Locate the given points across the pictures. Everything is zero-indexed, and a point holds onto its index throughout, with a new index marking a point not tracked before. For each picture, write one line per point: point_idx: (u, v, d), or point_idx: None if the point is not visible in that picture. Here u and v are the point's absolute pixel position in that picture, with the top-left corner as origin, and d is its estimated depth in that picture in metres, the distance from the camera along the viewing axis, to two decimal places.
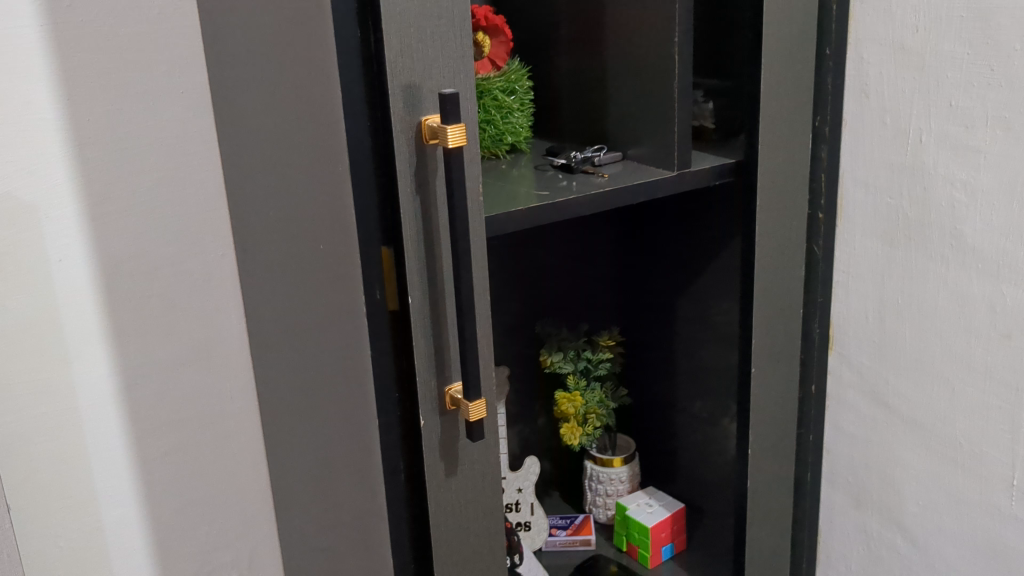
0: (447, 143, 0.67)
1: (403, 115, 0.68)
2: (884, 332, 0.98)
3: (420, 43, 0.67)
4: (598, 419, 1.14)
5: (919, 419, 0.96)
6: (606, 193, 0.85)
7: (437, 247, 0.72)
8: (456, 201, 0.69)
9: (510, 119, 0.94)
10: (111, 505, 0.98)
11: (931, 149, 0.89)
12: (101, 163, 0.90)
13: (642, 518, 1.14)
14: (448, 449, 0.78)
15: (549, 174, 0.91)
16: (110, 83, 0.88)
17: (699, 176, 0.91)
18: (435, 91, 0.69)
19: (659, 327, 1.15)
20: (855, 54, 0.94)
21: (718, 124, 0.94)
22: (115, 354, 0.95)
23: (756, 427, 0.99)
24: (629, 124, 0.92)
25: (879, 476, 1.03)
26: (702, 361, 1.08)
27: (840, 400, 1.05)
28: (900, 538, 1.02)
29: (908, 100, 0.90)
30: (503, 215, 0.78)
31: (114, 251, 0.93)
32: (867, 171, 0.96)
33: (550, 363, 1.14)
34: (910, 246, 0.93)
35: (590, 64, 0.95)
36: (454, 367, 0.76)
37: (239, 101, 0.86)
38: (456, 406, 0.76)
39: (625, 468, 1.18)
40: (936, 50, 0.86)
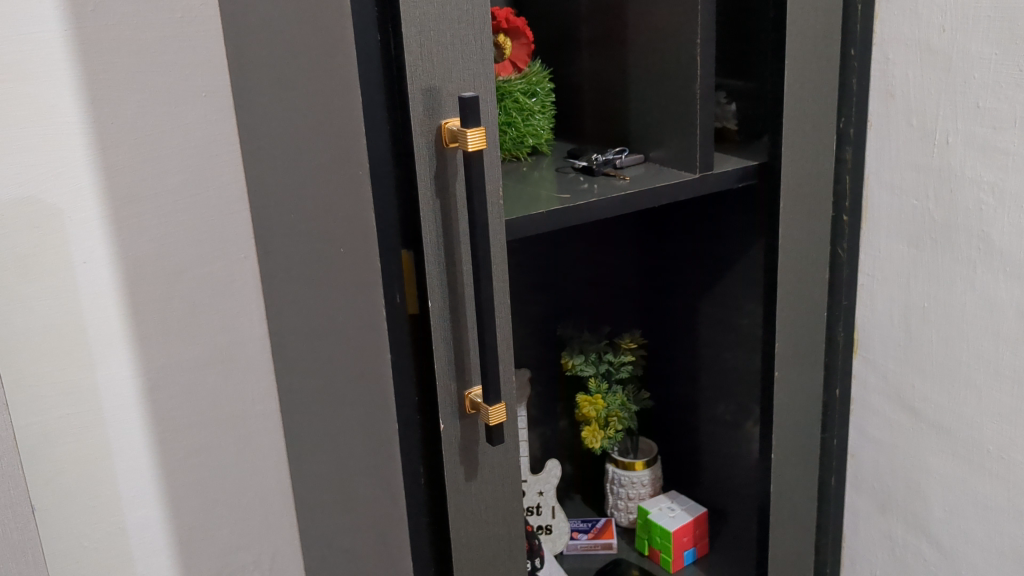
0: (467, 146, 0.67)
1: (423, 119, 0.68)
2: (910, 335, 0.97)
3: (440, 46, 0.67)
4: (620, 422, 1.14)
5: (945, 424, 0.95)
6: (627, 196, 0.84)
7: (458, 251, 0.72)
8: (476, 205, 0.69)
9: (531, 121, 0.94)
10: (134, 506, 0.99)
11: (958, 151, 0.87)
12: (125, 167, 0.91)
13: (665, 522, 1.13)
14: (467, 453, 0.77)
15: (571, 176, 0.91)
16: (134, 87, 0.89)
17: (722, 178, 0.90)
18: (455, 95, 0.69)
19: (681, 329, 1.14)
20: (881, 54, 0.93)
21: (741, 124, 0.93)
22: (139, 355, 0.96)
23: (780, 431, 0.98)
24: (651, 126, 0.92)
25: (904, 482, 1.01)
26: (724, 365, 1.08)
27: (864, 404, 1.04)
28: (926, 544, 1.00)
29: (935, 101, 0.89)
30: (524, 218, 0.78)
31: (137, 253, 0.93)
32: (892, 173, 0.95)
33: (572, 366, 1.14)
34: (937, 249, 0.92)
35: (612, 65, 0.94)
36: (474, 372, 0.76)
37: (261, 105, 0.87)
38: (476, 410, 0.76)
39: (647, 472, 1.18)
40: (963, 50, 0.85)
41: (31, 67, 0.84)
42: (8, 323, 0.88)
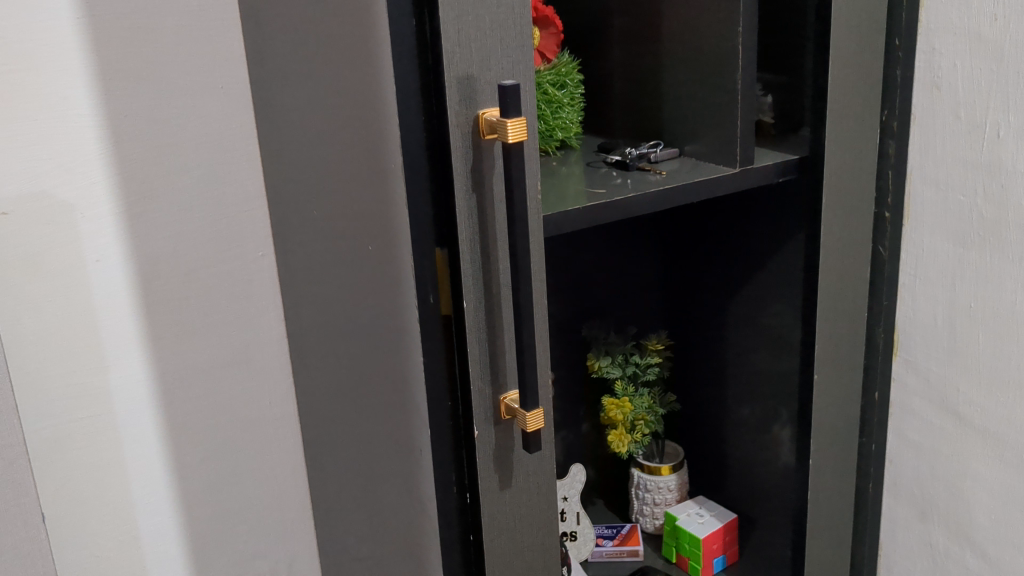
0: (506, 138, 0.63)
1: (459, 109, 0.64)
2: (955, 337, 0.93)
3: (478, 32, 0.63)
4: (647, 425, 1.11)
5: (993, 429, 0.91)
6: (665, 191, 0.81)
7: (494, 250, 0.69)
8: (516, 201, 0.65)
9: (560, 113, 0.90)
10: (147, 514, 0.95)
11: (1010, 145, 0.83)
12: (141, 161, 0.87)
13: (693, 529, 1.10)
14: (502, 460, 0.74)
15: (603, 171, 0.87)
16: (149, 78, 0.85)
17: (762, 173, 0.86)
18: (493, 83, 0.65)
19: (711, 329, 1.11)
20: (926, 44, 0.88)
21: (777, 117, 0.90)
22: (153, 358, 0.92)
23: (817, 433, 0.96)
24: (686, 119, 0.88)
25: (948, 489, 0.97)
26: (758, 366, 1.04)
27: (904, 407, 1.00)
28: (969, 553, 0.97)
29: (986, 93, 0.84)
30: (560, 215, 0.75)
31: (152, 252, 0.89)
32: (936, 169, 0.90)
33: (597, 368, 1.10)
34: (985, 246, 0.88)
35: (645, 57, 0.90)
36: (510, 375, 0.72)
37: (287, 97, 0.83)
38: (512, 416, 0.73)
39: (673, 476, 1.15)
40: (1018, 39, 0.80)
41: (42, 58, 0.80)
42: (17, 325, 0.84)
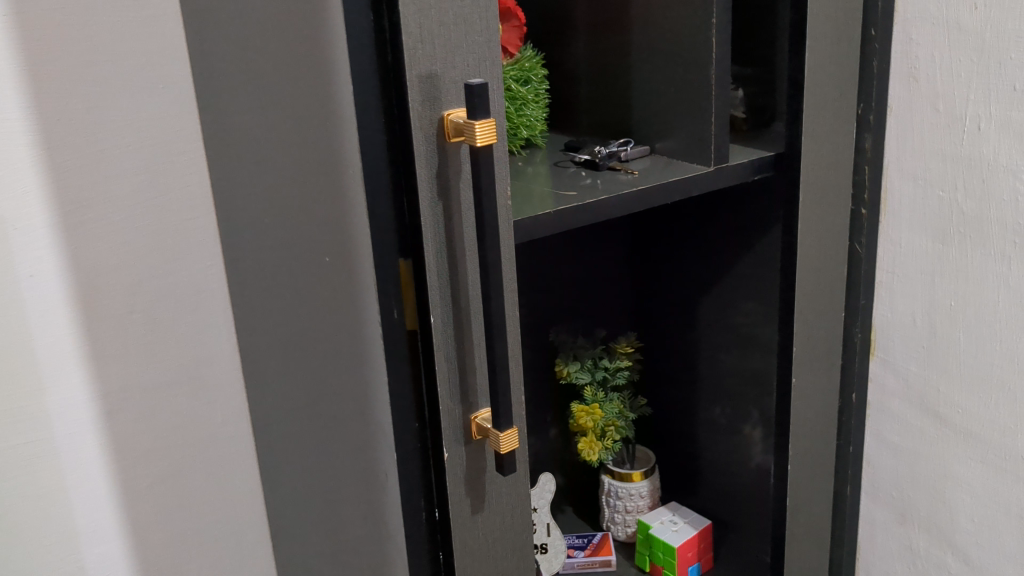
0: (474, 141, 0.58)
1: (422, 111, 0.59)
2: (935, 337, 0.90)
3: (442, 27, 0.58)
4: (617, 432, 1.06)
5: (975, 431, 0.88)
6: (639, 193, 0.77)
7: (462, 261, 0.64)
8: (485, 209, 0.61)
9: (524, 111, 0.85)
10: (94, 542, 0.89)
11: (990, 138, 0.80)
12: (77, 168, 0.80)
13: (667, 537, 1.06)
14: (474, 484, 0.69)
15: (571, 171, 0.83)
16: (84, 78, 0.79)
17: (736, 171, 0.83)
18: (459, 82, 0.60)
19: (683, 329, 1.08)
20: (903, 34, 0.85)
21: (750, 112, 0.87)
22: (95, 379, 0.86)
23: (796, 436, 0.93)
24: (655, 116, 0.85)
25: (928, 492, 0.95)
26: (733, 365, 1.02)
27: (882, 408, 0.98)
28: (950, 557, 0.94)
29: (966, 84, 0.81)
30: (531, 220, 0.70)
31: (92, 265, 0.83)
32: (915, 162, 0.88)
33: (566, 373, 1.06)
34: (965, 243, 0.85)
35: (613, 50, 0.86)
36: (482, 393, 0.68)
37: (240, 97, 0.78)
38: (484, 436, 0.68)
39: (645, 482, 1.11)
40: (998, 28, 0.77)
41: None
42: None
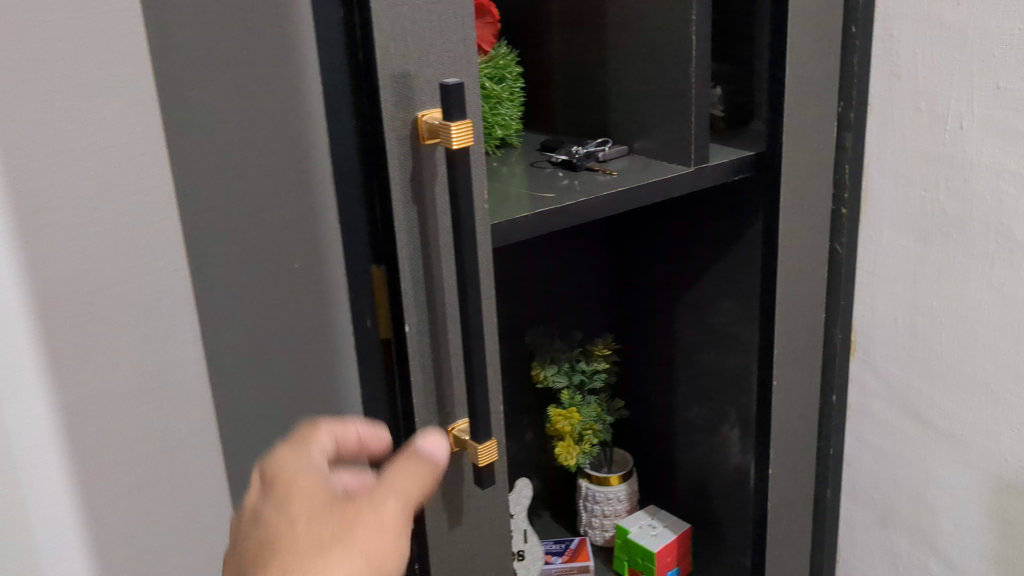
0: (451, 143, 0.56)
1: (395, 111, 0.57)
2: (916, 337, 0.89)
3: (415, 24, 0.56)
4: (595, 435, 1.04)
5: (957, 432, 0.87)
6: (618, 194, 0.75)
7: (438, 268, 0.62)
8: (462, 214, 0.58)
9: (499, 110, 0.83)
10: (55, 560, 0.84)
11: (973, 136, 0.79)
12: (33, 166, 0.74)
13: (646, 542, 1.04)
14: (451, 497, 0.67)
15: (548, 172, 0.81)
16: (41, 70, 0.73)
17: (717, 171, 0.81)
18: (433, 82, 0.58)
19: (660, 331, 1.07)
20: (884, 31, 0.84)
21: (728, 110, 0.87)
22: (55, 391, 0.80)
23: (777, 439, 0.91)
24: (633, 115, 0.83)
25: (910, 494, 0.94)
26: (711, 368, 1.00)
27: (863, 409, 0.97)
28: (932, 559, 0.93)
29: (948, 82, 0.80)
30: (508, 224, 0.68)
31: (50, 270, 0.77)
32: (896, 161, 0.86)
33: (543, 377, 1.03)
34: (947, 243, 0.84)
35: (589, 48, 0.84)
36: (459, 403, 0.66)
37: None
38: (461, 448, 0.66)
39: (623, 486, 1.09)
40: (981, 25, 0.76)
41: None
42: None
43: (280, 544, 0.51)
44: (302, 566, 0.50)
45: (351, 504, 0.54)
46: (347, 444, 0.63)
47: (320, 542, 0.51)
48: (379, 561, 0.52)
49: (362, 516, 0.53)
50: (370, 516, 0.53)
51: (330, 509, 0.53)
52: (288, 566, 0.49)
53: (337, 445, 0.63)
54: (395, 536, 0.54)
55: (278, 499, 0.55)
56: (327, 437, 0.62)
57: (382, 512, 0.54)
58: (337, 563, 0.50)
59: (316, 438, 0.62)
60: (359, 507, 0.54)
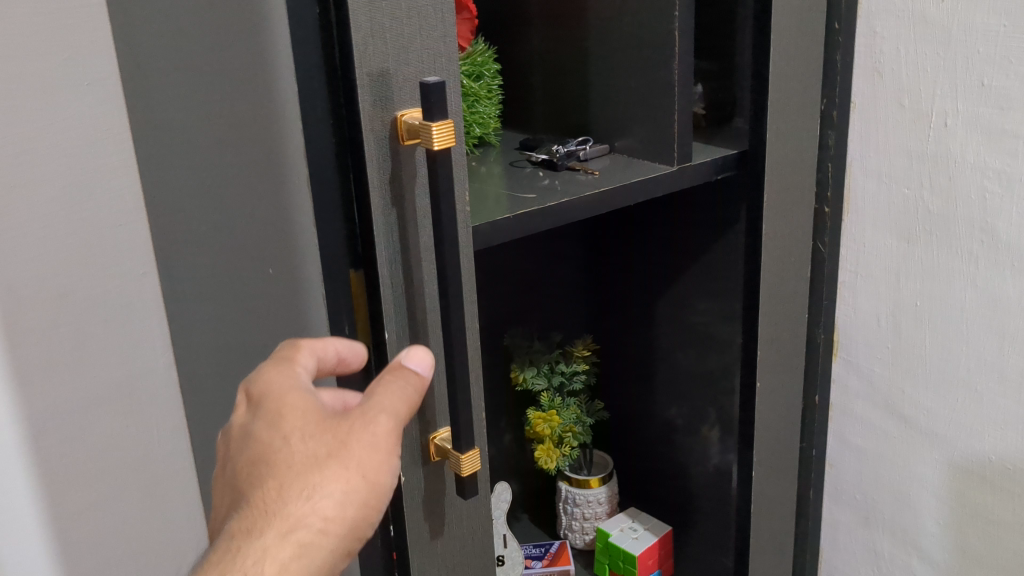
0: (432, 144, 0.54)
1: (374, 112, 0.54)
2: (899, 337, 0.88)
3: (394, 21, 0.54)
4: (575, 438, 1.02)
5: (940, 432, 0.87)
6: (601, 194, 0.73)
7: (419, 272, 0.60)
8: (444, 217, 0.56)
9: (477, 108, 0.81)
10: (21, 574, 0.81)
11: (958, 135, 0.78)
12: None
13: (627, 545, 1.03)
14: (432, 507, 0.65)
15: (528, 171, 0.79)
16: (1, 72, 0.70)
17: (700, 171, 0.80)
18: (412, 81, 0.56)
19: (640, 331, 1.05)
20: (867, 27, 0.83)
21: (709, 108, 0.85)
22: (20, 401, 0.77)
23: (760, 440, 0.90)
24: (615, 113, 0.81)
25: (892, 495, 0.93)
26: (691, 369, 0.99)
27: (845, 410, 0.96)
28: (915, 559, 0.93)
29: (931, 80, 0.79)
30: (490, 226, 0.66)
31: (13, 276, 0.74)
32: (879, 160, 0.85)
33: (522, 379, 1.02)
34: (930, 242, 0.83)
35: (568, 44, 0.82)
36: (440, 411, 0.64)
37: (182, 97, 0.73)
38: (443, 457, 0.64)
39: (603, 488, 1.07)
40: (966, 22, 0.75)
41: None
42: None
43: (275, 464, 0.52)
44: (299, 487, 0.52)
45: (343, 422, 0.54)
46: (331, 364, 0.59)
47: (315, 462, 0.53)
48: (374, 476, 0.54)
49: (354, 435, 0.54)
50: (363, 431, 0.54)
51: (322, 424, 0.54)
52: (285, 488, 0.52)
53: (319, 366, 0.58)
54: (390, 448, 0.55)
55: (268, 415, 0.54)
56: (310, 357, 0.58)
57: (375, 429, 0.54)
58: (332, 481, 0.52)
59: (298, 358, 0.58)
60: (352, 424, 0.54)
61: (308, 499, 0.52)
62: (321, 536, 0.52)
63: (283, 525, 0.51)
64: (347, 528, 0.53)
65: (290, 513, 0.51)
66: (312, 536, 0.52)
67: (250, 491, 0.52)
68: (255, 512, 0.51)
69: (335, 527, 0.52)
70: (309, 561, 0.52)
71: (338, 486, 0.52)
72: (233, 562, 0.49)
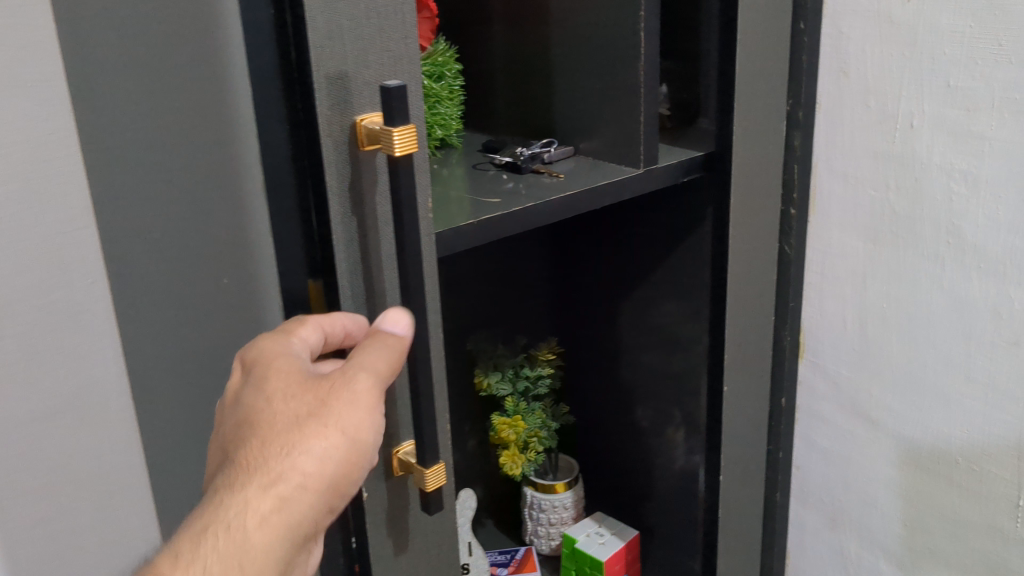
0: (392, 150, 0.52)
1: (332, 116, 0.52)
2: (866, 339, 0.88)
3: (352, 22, 0.52)
4: (540, 443, 1.00)
5: (906, 433, 0.86)
6: (567, 197, 0.71)
7: (380, 282, 0.58)
8: (406, 226, 0.54)
9: (438, 109, 0.79)
10: None
11: (924, 136, 0.78)
12: None
13: (594, 551, 1.01)
14: (396, 522, 0.63)
15: (492, 175, 0.77)
16: None
17: (667, 173, 0.79)
18: (372, 84, 0.54)
19: (604, 334, 1.04)
20: (833, 28, 0.82)
21: (673, 108, 0.84)
22: None
23: (727, 444, 0.89)
24: (579, 114, 0.80)
25: (859, 496, 0.93)
26: (656, 371, 0.98)
27: (812, 412, 0.96)
28: (882, 560, 0.93)
29: (897, 81, 0.78)
30: (454, 232, 0.64)
31: None
32: (845, 161, 0.85)
33: (486, 385, 1.00)
34: (897, 244, 0.82)
35: (531, 43, 0.81)
36: (403, 425, 0.62)
37: (134, 100, 0.71)
38: (407, 472, 0.62)
39: (569, 493, 1.05)
40: (931, 23, 0.75)
41: None
42: None
43: (258, 423, 0.53)
44: (280, 444, 0.52)
45: (326, 382, 0.54)
46: (336, 339, 0.57)
47: (297, 420, 0.52)
48: (356, 434, 0.53)
49: (336, 395, 0.53)
50: (344, 389, 0.53)
51: (305, 384, 0.54)
52: (267, 445, 0.52)
53: (323, 339, 0.56)
54: (373, 406, 0.54)
55: (257, 379, 0.54)
56: (312, 331, 0.56)
57: (358, 389, 0.53)
58: (313, 438, 0.52)
59: (299, 330, 0.56)
60: (334, 383, 0.53)
61: (288, 455, 0.52)
62: (303, 491, 0.52)
63: (263, 480, 0.51)
64: (330, 484, 0.53)
65: (270, 468, 0.51)
66: (293, 491, 0.51)
67: (236, 450, 0.53)
68: (237, 469, 0.51)
69: (316, 482, 0.52)
70: (291, 517, 0.51)
71: (318, 443, 0.52)
72: (214, 514, 0.49)
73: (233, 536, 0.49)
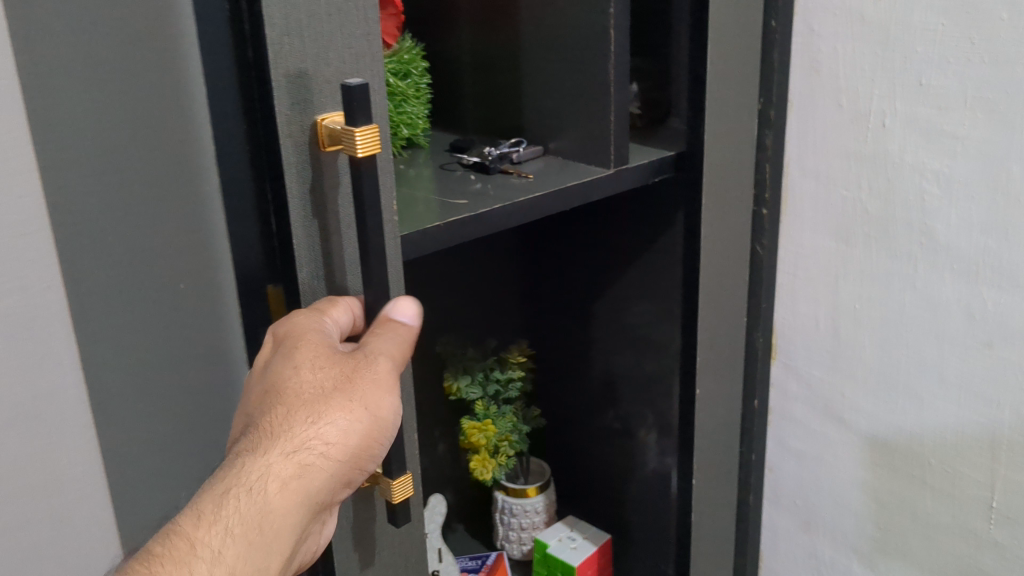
0: (355, 151, 0.50)
1: (292, 116, 0.50)
2: (838, 340, 0.87)
3: (312, 18, 0.50)
4: (511, 447, 0.98)
5: (879, 434, 0.86)
6: (537, 198, 0.70)
7: (343, 287, 0.56)
8: (369, 228, 0.52)
9: (404, 107, 0.77)
10: None
11: (896, 135, 0.77)
12: None
13: (567, 556, 0.99)
14: (362, 534, 0.61)
15: (459, 175, 0.75)
16: None
17: (638, 172, 0.77)
18: (333, 83, 0.52)
19: (575, 336, 1.03)
20: (804, 25, 0.81)
21: (643, 108, 0.82)
22: None
23: (700, 447, 0.88)
24: (548, 113, 0.78)
25: (832, 498, 0.92)
26: (627, 373, 0.97)
27: (785, 413, 0.95)
28: (856, 562, 0.92)
29: (869, 79, 0.77)
30: (421, 234, 0.62)
31: None
32: (817, 160, 0.84)
33: (456, 389, 0.98)
34: (870, 244, 0.82)
35: (499, 41, 0.79)
36: None
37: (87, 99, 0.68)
38: (374, 482, 0.60)
39: (541, 497, 1.04)
40: (903, 20, 0.74)
41: None
42: None
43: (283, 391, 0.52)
44: (305, 414, 0.52)
45: (352, 358, 0.53)
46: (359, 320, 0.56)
47: (321, 392, 0.52)
48: (377, 410, 0.53)
49: (361, 372, 0.53)
50: (369, 368, 0.53)
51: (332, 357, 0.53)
52: (292, 413, 0.51)
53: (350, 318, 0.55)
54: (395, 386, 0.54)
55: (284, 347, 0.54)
56: (342, 310, 0.54)
57: (383, 369, 0.53)
58: (337, 412, 0.52)
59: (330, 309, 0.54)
60: (359, 360, 0.53)
61: (313, 425, 0.52)
62: (324, 460, 0.52)
63: (286, 445, 0.51)
64: (349, 457, 0.53)
65: (294, 434, 0.51)
66: (315, 459, 0.52)
67: (260, 413, 0.52)
68: (261, 433, 0.51)
69: (336, 453, 0.52)
70: (310, 485, 0.52)
71: (342, 416, 0.52)
72: (238, 477, 0.50)
73: (255, 499, 0.50)
